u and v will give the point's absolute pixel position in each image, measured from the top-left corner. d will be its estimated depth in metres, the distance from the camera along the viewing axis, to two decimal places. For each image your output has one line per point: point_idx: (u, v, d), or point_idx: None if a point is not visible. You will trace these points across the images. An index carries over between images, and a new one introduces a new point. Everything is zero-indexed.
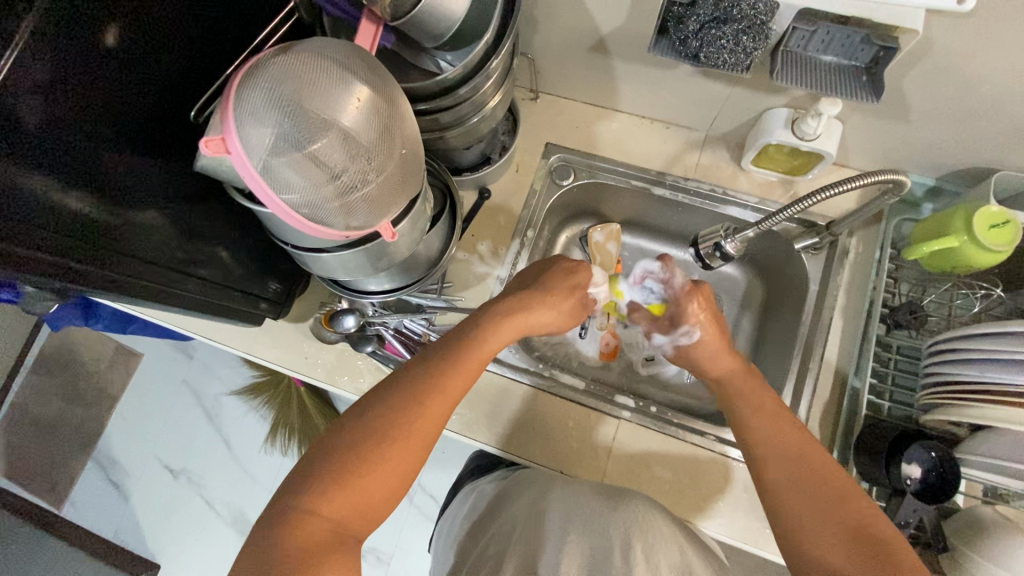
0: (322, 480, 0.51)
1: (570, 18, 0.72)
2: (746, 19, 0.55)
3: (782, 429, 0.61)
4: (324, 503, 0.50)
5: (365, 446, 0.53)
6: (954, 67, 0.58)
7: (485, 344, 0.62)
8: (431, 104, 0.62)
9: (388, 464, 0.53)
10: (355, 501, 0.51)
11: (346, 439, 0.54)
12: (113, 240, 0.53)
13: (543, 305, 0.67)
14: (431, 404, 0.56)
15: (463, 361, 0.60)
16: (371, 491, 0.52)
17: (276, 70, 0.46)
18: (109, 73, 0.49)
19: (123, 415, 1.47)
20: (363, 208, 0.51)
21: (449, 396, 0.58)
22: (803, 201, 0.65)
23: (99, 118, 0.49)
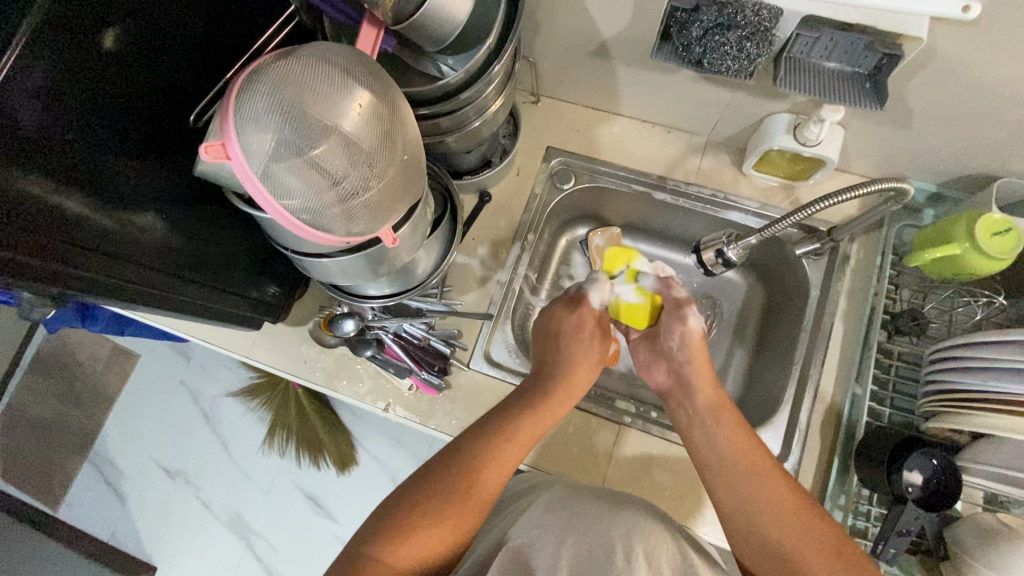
0: (385, 531, 0.54)
1: (572, 22, 0.71)
2: (751, 26, 0.54)
3: (741, 443, 0.61)
4: (391, 554, 0.52)
5: (432, 505, 0.55)
6: (956, 75, 0.58)
7: (530, 415, 0.63)
8: (433, 109, 0.61)
9: (451, 525, 0.55)
10: (418, 556, 0.53)
11: (411, 499, 0.56)
12: (114, 246, 0.53)
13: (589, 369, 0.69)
14: (489, 471, 0.59)
15: (527, 428, 0.62)
16: (434, 547, 0.54)
17: (277, 75, 0.46)
18: (109, 77, 0.48)
19: (120, 415, 1.46)
20: (364, 214, 0.51)
21: (512, 460, 0.60)
22: (809, 208, 0.65)
23: (98, 121, 0.49)
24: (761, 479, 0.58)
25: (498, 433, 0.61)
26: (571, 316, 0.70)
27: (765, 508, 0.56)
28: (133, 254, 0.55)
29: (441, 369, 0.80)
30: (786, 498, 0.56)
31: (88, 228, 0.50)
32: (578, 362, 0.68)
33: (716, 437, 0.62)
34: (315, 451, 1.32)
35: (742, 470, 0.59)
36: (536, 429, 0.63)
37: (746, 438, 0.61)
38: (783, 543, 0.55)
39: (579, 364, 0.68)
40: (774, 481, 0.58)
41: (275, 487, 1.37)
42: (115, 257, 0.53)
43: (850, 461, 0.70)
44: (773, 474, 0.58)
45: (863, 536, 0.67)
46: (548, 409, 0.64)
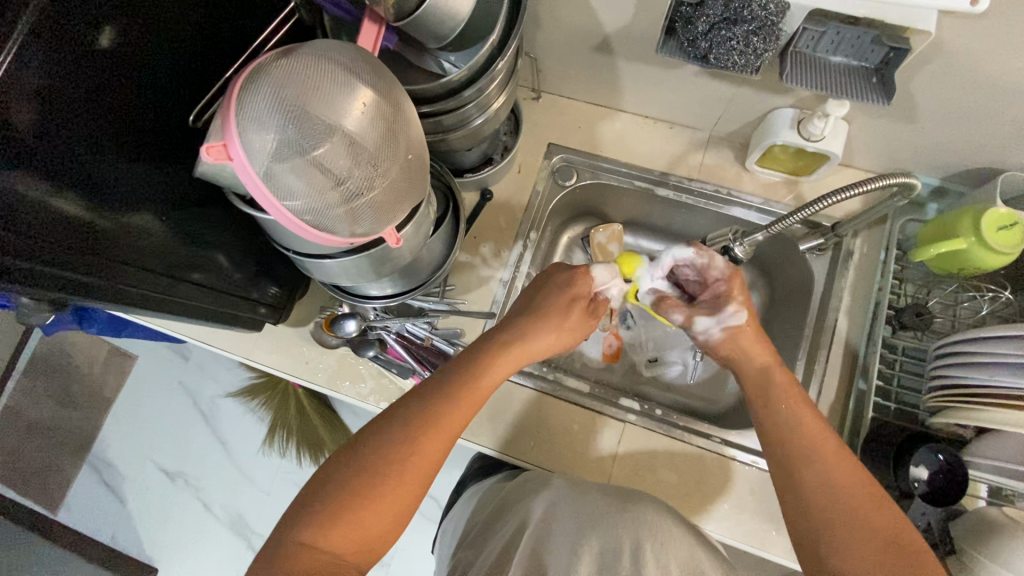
0: (318, 513, 0.52)
1: (573, 17, 0.70)
2: (758, 20, 0.53)
3: (810, 424, 0.60)
4: (320, 534, 0.51)
5: (361, 480, 0.54)
6: (963, 68, 0.58)
7: (479, 378, 0.62)
8: (436, 107, 0.61)
9: (389, 500, 0.54)
10: (352, 535, 0.52)
11: (347, 473, 0.55)
12: (109, 248, 0.52)
13: (543, 330, 0.66)
14: (428, 439, 0.57)
15: (461, 397, 0.60)
16: (372, 524, 0.53)
17: (279, 74, 0.45)
18: (106, 78, 0.47)
19: (119, 417, 1.45)
20: (369, 214, 0.50)
21: (445, 433, 0.58)
22: (812, 206, 0.65)
23: (97, 122, 0.48)
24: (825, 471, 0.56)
25: (438, 400, 0.59)
26: (566, 272, 0.70)
27: (831, 497, 0.55)
28: (128, 255, 0.54)
29: None
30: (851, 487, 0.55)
31: (90, 227, 0.50)
32: (542, 320, 0.67)
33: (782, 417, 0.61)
34: (316, 449, 1.31)
35: (801, 440, 0.59)
36: (478, 399, 0.61)
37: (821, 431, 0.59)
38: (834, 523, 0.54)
39: (546, 320, 0.67)
40: (838, 474, 0.56)
41: (276, 486, 1.36)
42: (112, 258, 0.53)
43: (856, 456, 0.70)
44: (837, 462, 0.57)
45: None
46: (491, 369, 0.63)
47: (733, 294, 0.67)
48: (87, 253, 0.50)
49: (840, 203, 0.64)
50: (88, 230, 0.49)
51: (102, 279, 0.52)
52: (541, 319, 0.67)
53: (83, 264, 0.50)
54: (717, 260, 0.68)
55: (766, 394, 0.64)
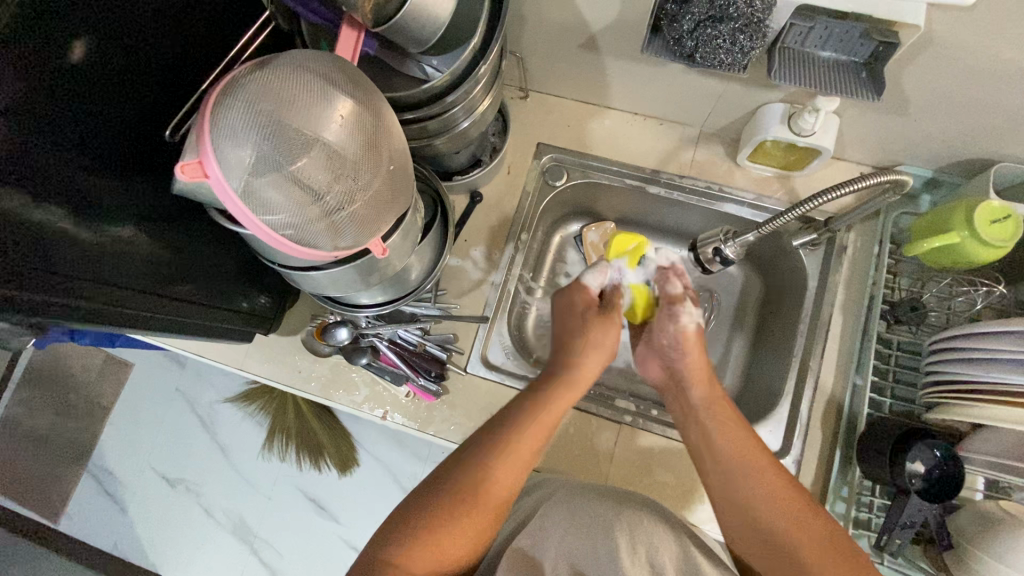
0: (398, 535, 0.56)
1: (558, 16, 0.69)
2: (744, 17, 0.52)
3: (740, 443, 0.60)
4: (404, 557, 0.54)
5: (438, 510, 0.57)
6: (955, 58, 0.57)
7: (553, 406, 0.62)
8: (419, 113, 0.59)
9: (466, 526, 0.57)
10: (431, 558, 0.55)
11: (434, 502, 0.57)
12: (99, 268, 0.51)
13: (592, 354, 0.66)
14: (496, 472, 0.59)
15: (522, 427, 0.60)
16: (451, 548, 0.56)
17: (255, 87, 0.44)
18: (78, 92, 0.46)
19: (116, 426, 1.44)
20: (351, 228, 0.49)
21: (512, 463, 0.59)
22: (806, 204, 0.64)
23: (71, 136, 0.47)
24: (754, 475, 0.58)
25: (506, 428, 0.60)
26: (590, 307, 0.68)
27: (759, 498, 0.57)
28: (115, 274, 0.52)
29: (438, 376, 0.78)
30: (780, 498, 0.56)
31: (74, 245, 0.48)
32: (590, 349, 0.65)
33: (712, 434, 0.62)
34: (316, 454, 1.32)
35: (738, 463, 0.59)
36: (540, 425, 0.61)
37: (744, 435, 0.61)
38: (786, 541, 0.54)
39: (590, 346, 0.66)
40: (773, 491, 0.57)
41: (276, 491, 1.36)
42: (102, 278, 0.51)
43: (852, 452, 0.70)
44: (773, 478, 0.58)
45: (867, 527, 0.67)
46: (556, 395, 0.63)
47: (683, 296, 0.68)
48: (76, 278, 0.48)
49: (834, 201, 0.63)
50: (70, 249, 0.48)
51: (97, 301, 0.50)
52: (584, 356, 0.66)
53: (77, 289, 0.48)
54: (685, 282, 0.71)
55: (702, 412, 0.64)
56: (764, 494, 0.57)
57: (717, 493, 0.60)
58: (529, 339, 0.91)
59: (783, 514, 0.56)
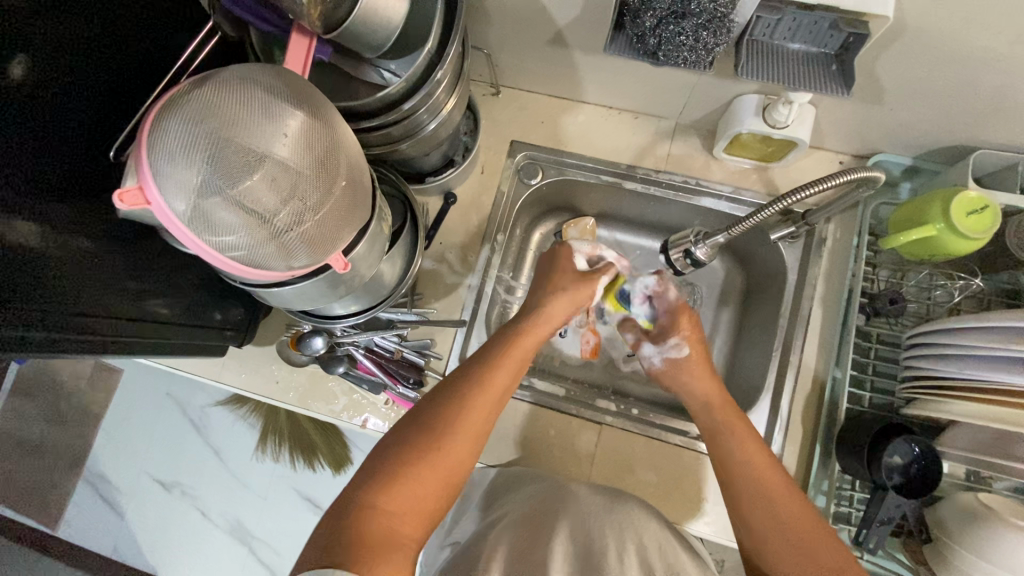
0: (375, 479, 0.54)
1: (524, 11, 0.67)
2: (706, 13, 0.49)
3: (755, 457, 0.62)
4: (376, 500, 0.52)
5: (410, 450, 0.56)
6: (928, 46, 0.55)
7: (515, 349, 0.67)
8: (376, 121, 0.57)
9: (438, 469, 0.56)
10: (405, 501, 0.53)
11: (404, 443, 0.57)
12: (59, 295, 0.49)
13: (558, 298, 0.72)
14: (468, 415, 0.60)
15: (492, 375, 0.63)
16: (429, 494, 0.55)
17: (194, 106, 0.43)
18: (21, 110, 0.44)
19: (108, 433, 1.42)
20: (304, 247, 0.48)
21: (485, 410, 0.61)
22: (781, 202, 0.61)
23: (16, 161, 0.45)
24: (760, 484, 0.60)
25: (478, 373, 0.63)
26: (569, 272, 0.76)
27: (760, 509, 0.59)
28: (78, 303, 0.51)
29: (417, 382, 0.78)
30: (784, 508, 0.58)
31: (29, 265, 0.46)
32: (552, 298, 0.72)
33: (735, 445, 0.64)
34: (310, 454, 1.32)
35: (750, 480, 0.61)
36: (509, 384, 0.64)
37: (760, 454, 0.62)
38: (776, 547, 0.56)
39: (557, 291, 0.73)
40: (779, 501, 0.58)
41: (271, 491, 1.37)
42: (67, 309, 0.50)
43: (832, 446, 0.69)
44: (779, 491, 0.59)
45: (847, 522, 0.67)
46: (518, 356, 0.66)
47: (676, 326, 0.75)
48: (44, 309, 0.47)
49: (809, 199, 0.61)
50: (36, 280, 0.47)
51: (62, 331, 0.49)
52: (547, 308, 0.71)
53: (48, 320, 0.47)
54: (671, 290, 0.78)
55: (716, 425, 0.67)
56: (771, 501, 0.59)
57: (730, 507, 0.61)
58: None
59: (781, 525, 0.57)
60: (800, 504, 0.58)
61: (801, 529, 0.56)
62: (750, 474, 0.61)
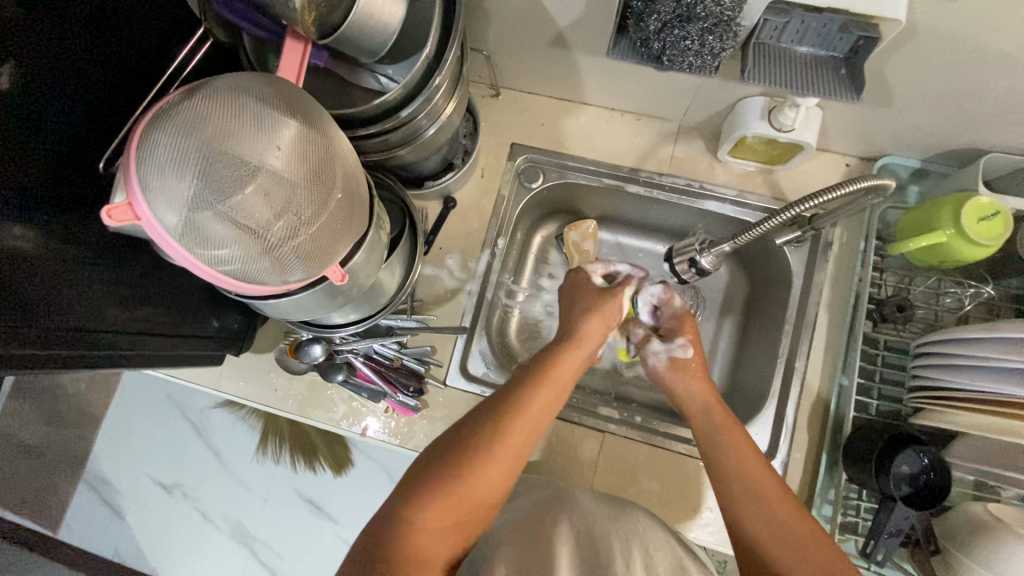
0: (416, 494, 0.53)
1: (524, 13, 0.65)
2: (712, 16, 0.48)
3: (750, 462, 0.61)
4: (418, 516, 0.51)
5: (453, 466, 0.55)
6: (939, 49, 0.54)
7: (560, 370, 0.65)
8: (373, 129, 0.55)
9: (480, 488, 0.55)
10: (446, 519, 0.52)
11: (447, 459, 0.55)
12: (52, 311, 0.48)
13: (595, 317, 0.70)
14: (513, 437, 0.58)
15: (537, 397, 0.61)
16: (467, 513, 0.54)
17: (184, 117, 0.41)
18: (10, 120, 0.43)
19: (109, 435, 1.41)
20: (298, 260, 0.47)
21: (528, 434, 0.59)
22: (790, 210, 0.60)
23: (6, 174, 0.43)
24: (758, 490, 0.59)
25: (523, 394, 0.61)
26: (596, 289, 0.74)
27: (758, 517, 0.57)
28: (63, 321, 0.49)
29: (417, 390, 0.77)
30: (782, 514, 0.57)
31: (17, 282, 0.45)
32: (591, 319, 0.70)
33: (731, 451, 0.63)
34: (310, 455, 1.33)
35: (747, 487, 0.59)
36: (551, 407, 0.62)
37: (754, 459, 0.61)
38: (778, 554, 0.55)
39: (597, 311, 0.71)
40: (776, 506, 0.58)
41: (272, 493, 1.36)
42: (54, 326, 0.48)
43: (838, 455, 0.68)
44: (775, 496, 0.58)
45: (853, 531, 0.66)
46: (562, 381, 0.64)
47: (684, 329, 0.74)
48: (34, 327, 0.46)
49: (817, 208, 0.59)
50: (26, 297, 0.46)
51: (47, 350, 0.47)
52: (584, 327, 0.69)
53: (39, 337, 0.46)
54: (676, 297, 0.76)
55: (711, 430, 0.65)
56: (769, 508, 0.57)
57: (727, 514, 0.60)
58: (513, 345, 0.89)
59: (781, 532, 0.56)
60: (803, 517, 0.57)
61: (809, 547, 0.54)
62: (753, 485, 0.59)
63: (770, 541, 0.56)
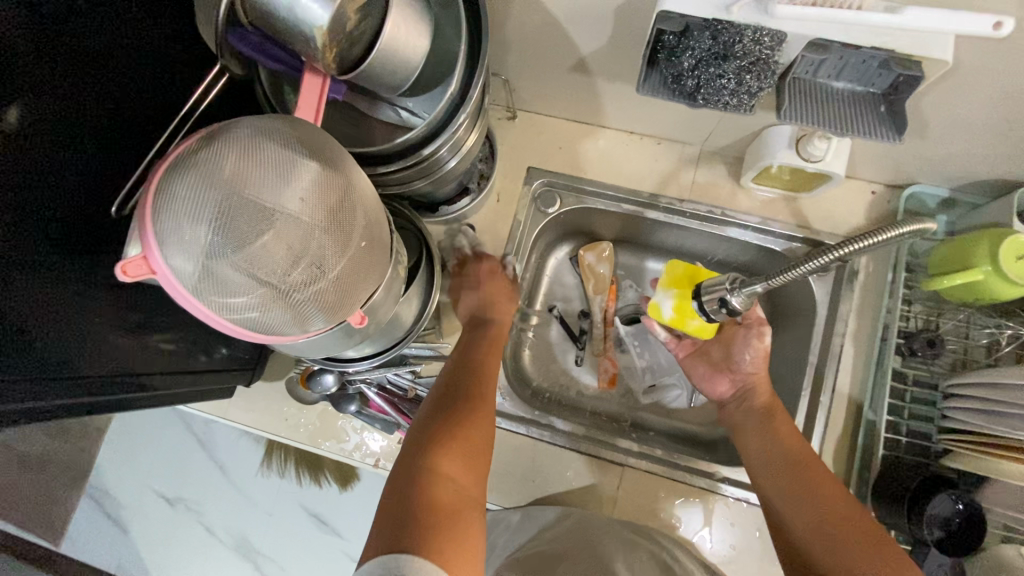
0: (423, 449, 0.54)
1: (547, 40, 0.64)
2: (751, 55, 0.47)
3: (780, 465, 0.63)
4: (439, 466, 0.53)
5: (451, 421, 0.58)
6: (981, 85, 0.52)
7: (495, 339, 0.72)
8: (393, 166, 0.53)
9: (478, 431, 0.58)
10: (464, 461, 0.54)
11: (441, 418, 0.59)
12: (60, 357, 0.46)
13: (506, 296, 0.76)
14: (483, 388, 0.64)
15: (486, 358, 0.68)
16: (482, 456, 0.57)
17: (203, 164, 0.39)
18: (25, 166, 0.42)
19: (113, 446, 1.27)
20: (317, 307, 0.45)
21: (492, 385, 0.65)
22: (827, 255, 0.56)
23: (25, 217, 0.42)
24: (797, 489, 0.60)
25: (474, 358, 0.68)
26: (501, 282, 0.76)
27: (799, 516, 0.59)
28: (60, 370, 0.47)
29: None
30: (825, 507, 0.58)
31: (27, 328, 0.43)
32: (501, 298, 0.76)
33: (765, 450, 0.65)
34: (316, 467, 1.23)
35: (786, 495, 0.61)
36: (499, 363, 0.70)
37: (799, 463, 0.62)
38: (814, 543, 0.56)
39: (503, 295, 0.76)
40: (822, 508, 0.58)
41: (277, 509, 1.25)
42: (51, 374, 0.46)
43: (866, 493, 0.67)
44: (821, 498, 0.59)
45: None
46: (498, 342, 0.72)
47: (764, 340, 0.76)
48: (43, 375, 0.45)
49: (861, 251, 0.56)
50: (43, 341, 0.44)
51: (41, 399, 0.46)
52: (501, 307, 0.75)
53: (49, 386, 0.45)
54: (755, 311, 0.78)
55: (742, 436, 0.69)
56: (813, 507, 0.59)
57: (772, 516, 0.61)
58: (526, 369, 0.88)
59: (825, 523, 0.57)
60: (844, 511, 0.57)
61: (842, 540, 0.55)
62: (786, 478, 0.62)
63: (804, 530, 0.58)
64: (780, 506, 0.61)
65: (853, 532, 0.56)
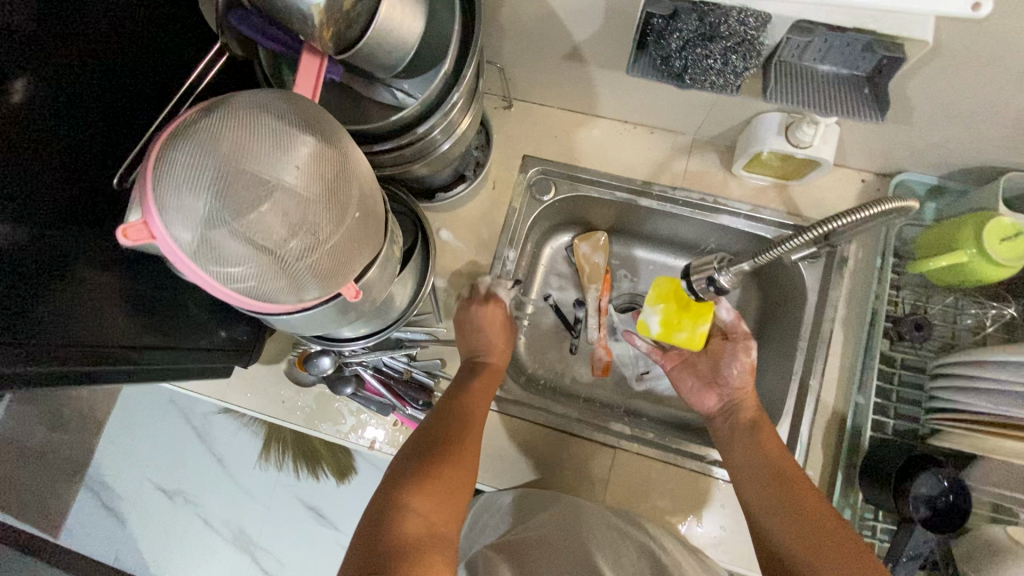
0: (397, 488, 0.56)
1: (541, 27, 0.65)
2: (736, 36, 0.48)
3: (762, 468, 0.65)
4: (408, 505, 0.54)
5: (428, 460, 0.60)
6: (964, 69, 0.53)
7: (488, 375, 0.73)
8: (388, 145, 0.54)
9: (454, 471, 0.60)
10: (435, 501, 0.56)
11: (421, 457, 0.60)
12: (62, 326, 0.47)
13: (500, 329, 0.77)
14: (468, 426, 0.65)
15: (476, 395, 0.69)
16: (456, 497, 0.58)
17: (202, 133, 0.41)
18: (28, 137, 0.43)
19: (111, 438, 1.28)
20: (312, 278, 0.46)
21: (478, 423, 0.66)
22: (811, 231, 0.56)
23: (21, 184, 0.43)
24: (779, 486, 0.62)
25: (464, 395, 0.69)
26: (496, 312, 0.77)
27: (779, 519, 0.60)
28: (61, 336, 0.47)
29: (426, 404, 0.76)
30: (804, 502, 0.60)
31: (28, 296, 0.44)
32: (495, 330, 0.77)
33: (751, 452, 0.67)
34: (314, 461, 1.23)
35: (769, 490, 0.63)
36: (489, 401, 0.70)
37: (784, 463, 0.64)
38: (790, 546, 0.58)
39: (498, 329, 0.77)
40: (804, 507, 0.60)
41: (274, 501, 1.25)
42: (54, 341, 0.46)
43: (853, 473, 0.68)
44: (802, 497, 0.61)
45: None
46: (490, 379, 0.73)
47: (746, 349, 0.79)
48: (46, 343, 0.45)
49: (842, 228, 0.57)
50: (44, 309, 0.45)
51: (51, 365, 0.46)
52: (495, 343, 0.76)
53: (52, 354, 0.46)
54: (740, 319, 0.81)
55: (728, 446, 0.70)
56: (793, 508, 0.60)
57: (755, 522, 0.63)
58: (521, 355, 0.89)
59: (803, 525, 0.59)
60: (823, 511, 0.59)
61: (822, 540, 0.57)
62: (768, 482, 0.63)
63: (785, 528, 0.59)
64: (762, 515, 0.62)
65: (833, 531, 0.57)
